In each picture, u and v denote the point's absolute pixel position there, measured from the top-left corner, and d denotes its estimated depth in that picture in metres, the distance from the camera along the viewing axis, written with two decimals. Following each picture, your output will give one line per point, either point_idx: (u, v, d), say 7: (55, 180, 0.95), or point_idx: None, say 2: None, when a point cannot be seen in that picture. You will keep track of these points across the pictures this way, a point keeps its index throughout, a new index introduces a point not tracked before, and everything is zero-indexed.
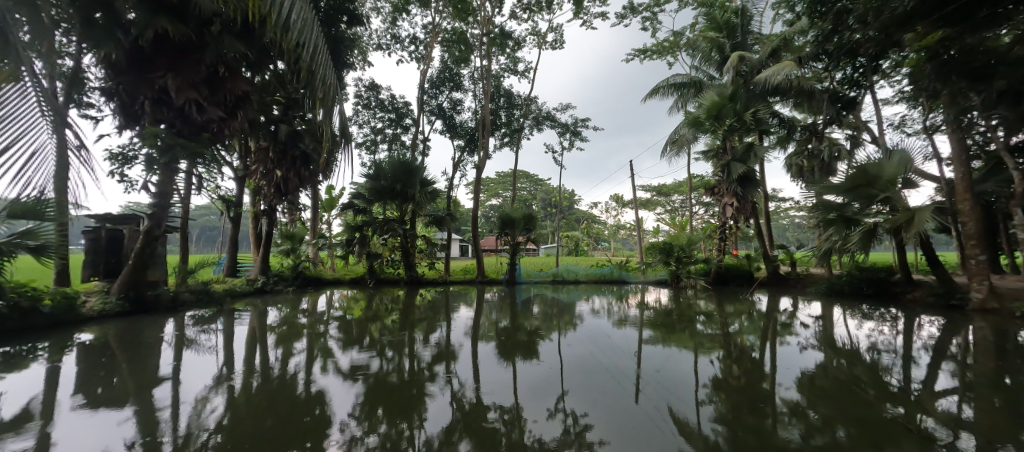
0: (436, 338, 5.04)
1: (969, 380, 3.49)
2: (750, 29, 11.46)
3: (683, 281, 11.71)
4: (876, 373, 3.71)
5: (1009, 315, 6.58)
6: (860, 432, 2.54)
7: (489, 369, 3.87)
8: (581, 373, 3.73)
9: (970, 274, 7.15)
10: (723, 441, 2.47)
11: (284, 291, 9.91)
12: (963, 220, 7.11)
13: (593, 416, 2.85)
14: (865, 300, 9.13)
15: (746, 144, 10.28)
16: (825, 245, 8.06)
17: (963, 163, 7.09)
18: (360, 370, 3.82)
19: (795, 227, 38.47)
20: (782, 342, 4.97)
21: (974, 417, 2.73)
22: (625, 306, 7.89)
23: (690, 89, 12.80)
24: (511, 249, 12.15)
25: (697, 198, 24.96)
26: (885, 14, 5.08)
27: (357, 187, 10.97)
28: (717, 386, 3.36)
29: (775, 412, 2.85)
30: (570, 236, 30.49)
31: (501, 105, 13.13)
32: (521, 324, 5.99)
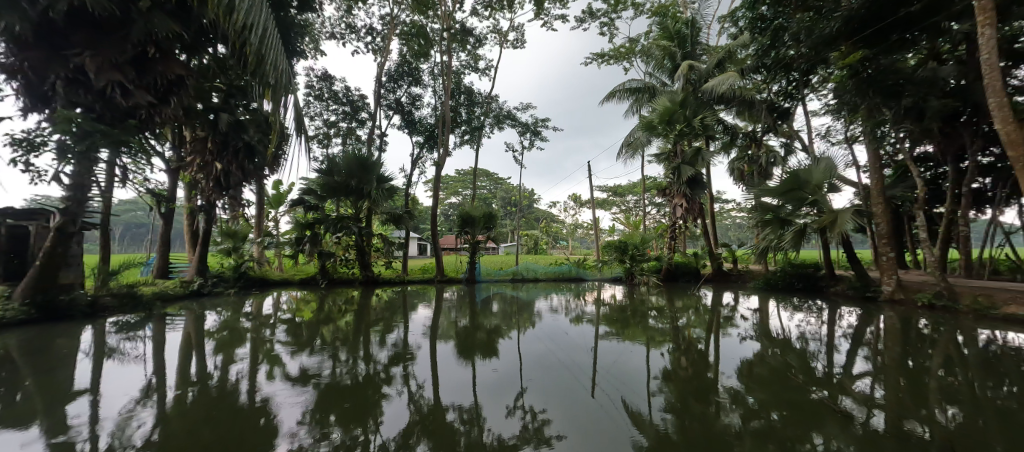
0: (393, 340, 4.89)
1: (881, 363, 3.94)
2: (699, 40, 12.09)
3: (637, 278, 12.20)
4: (805, 360, 4.09)
5: (912, 305, 7.49)
6: (791, 414, 2.78)
7: (448, 368, 3.83)
8: (539, 370, 3.79)
9: (882, 268, 8.02)
10: (672, 429, 2.62)
11: (225, 293, 9.16)
12: (877, 220, 7.92)
13: (551, 412, 2.89)
14: (795, 293, 10.02)
15: (695, 149, 10.85)
16: (762, 243, 8.76)
17: (878, 170, 7.90)
18: (311, 376, 3.63)
19: (737, 227, 41.49)
20: (725, 334, 5.33)
21: (884, 396, 3.09)
22: (582, 303, 8.14)
23: (644, 94, 13.22)
24: (471, 248, 12.02)
25: (649, 198, 26.02)
26: (816, 34, 6.47)
27: (308, 183, 10.37)
28: (667, 378, 3.54)
29: (719, 399, 3.06)
30: (529, 235, 30.70)
31: (461, 102, 12.97)
32: (480, 323, 5.97)
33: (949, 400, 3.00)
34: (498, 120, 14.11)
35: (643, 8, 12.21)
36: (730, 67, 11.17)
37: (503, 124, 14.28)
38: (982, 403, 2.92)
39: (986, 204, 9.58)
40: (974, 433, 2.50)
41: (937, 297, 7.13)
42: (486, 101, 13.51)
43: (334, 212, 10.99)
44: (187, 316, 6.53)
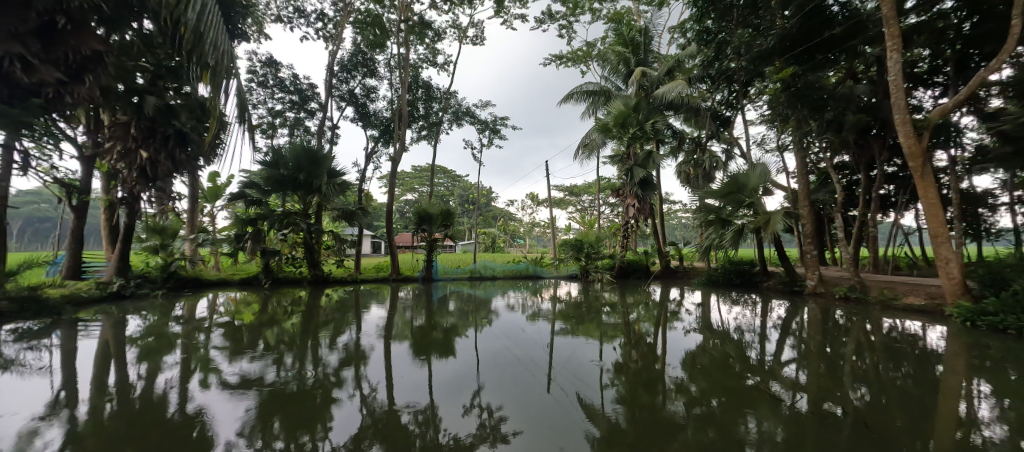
0: (344, 341, 4.68)
1: (805, 350, 4.37)
2: (651, 48, 12.56)
3: (592, 275, 12.59)
4: (742, 350, 4.43)
5: (831, 298, 8.37)
6: (728, 400, 3.01)
7: (402, 369, 3.73)
8: (496, 367, 3.80)
9: (807, 265, 8.87)
10: (623, 419, 2.73)
11: (151, 295, 8.30)
12: (803, 221, 8.72)
13: (508, 408, 2.92)
14: (733, 288, 10.83)
15: (646, 152, 11.34)
16: (706, 242, 9.38)
17: (804, 176, 8.70)
18: (252, 382, 3.39)
19: (683, 227, 44.00)
20: (671, 327, 5.65)
21: (806, 380, 3.43)
22: (539, 300, 8.28)
23: (600, 97, 13.59)
24: (428, 246, 11.76)
25: (603, 198, 26.83)
26: (755, 48, 7.99)
27: (250, 175, 9.60)
28: (618, 371, 3.69)
29: (665, 388, 3.24)
30: (485, 233, 30.53)
31: (418, 96, 12.62)
32: (437, 322, 5.87)
33: (860, 381, 3.38)
34: (456, 117, 13.89)
35: (600, 14, 12.55)
36: (678, 76, 11.80)
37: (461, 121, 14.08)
38: (886, 383, 3.33)
39: (890, 208, 10.88)
40: (878, 409, 2.84)
41: (851, 290, 8.01)
42: (445, 97, 13.25)
43: (279, 207, 10.30)
44: (105, 322, 5.85)
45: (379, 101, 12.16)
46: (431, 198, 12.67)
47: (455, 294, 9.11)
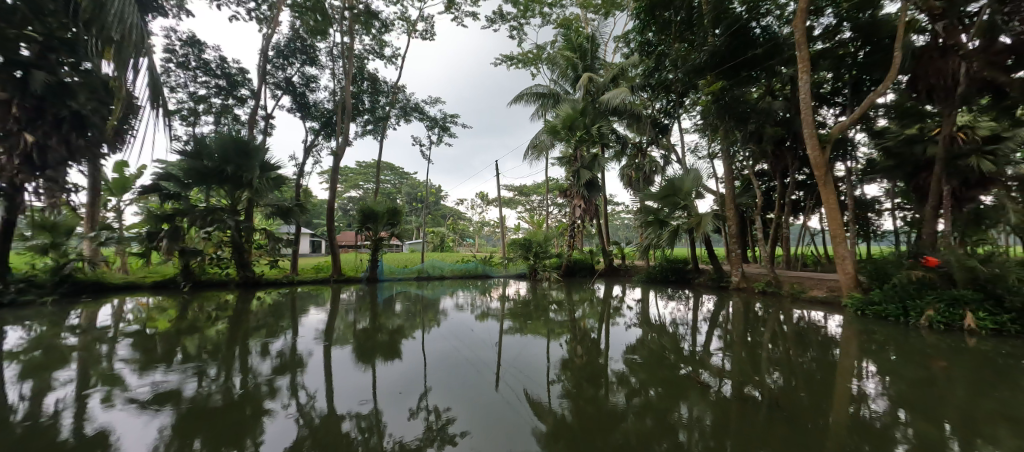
0: (278, 347, 4.35)
1: (730, 340, 4.80)
2: (597, 55, 13.00)
3: (540, 274, 12.85)
4: (676, 342, 4.75)
5: (751, 292, 9.27)
6: (665, 389, 3.22)
7: (343, 374, 3.54)
8: (443, 368, 3.74)
9: (732, 262, 9.72)
10: (569, 413, 2.82)
11: (36, 302, 7.16)
12: (729, 223, 9.45)
13: (456, 409, 2.89)
14: (669, 284, 11.60)
15: (592, 155, 11.89)
16: (645, 241, 9.96)
17: (731, 181, 9.47)
18: (167, 396, 3.04)
19: (625, 227, 45.99)
20: (613, 323, 5.91)
21: (731, 367, 3.77)
22: (488, 299, 8.27)
23: (550, 99, 13.51)
24: (373, 245, 11.28)
25: (552, 199, 27.29)
26: (690, 62, 8.62)
27: (167, 165, 8.54)
28: (564, 366, 3.79)
29: (608, 381, 3.39)
30: (434, 232, 29.62)
31: (363, 88, 11.94)
32: (382, 323, 5.65)
33: (775, 366, 3.77)
34: (404, 112, 13.32)
35: (550, 18, 12.75)
36: (622, 84, 12.34)
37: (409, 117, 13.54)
38: (795, 367, 3.74)
39: (800, 212, 12.27)
40: (790, 390, 3.18)
41: (768, 285, 8.94)
42: (392, 91, 12.69)
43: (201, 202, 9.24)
44: None
45: (319, 92, 11.36)
46: (376, 196, 12.14)
47: (402, 295, 8.83)
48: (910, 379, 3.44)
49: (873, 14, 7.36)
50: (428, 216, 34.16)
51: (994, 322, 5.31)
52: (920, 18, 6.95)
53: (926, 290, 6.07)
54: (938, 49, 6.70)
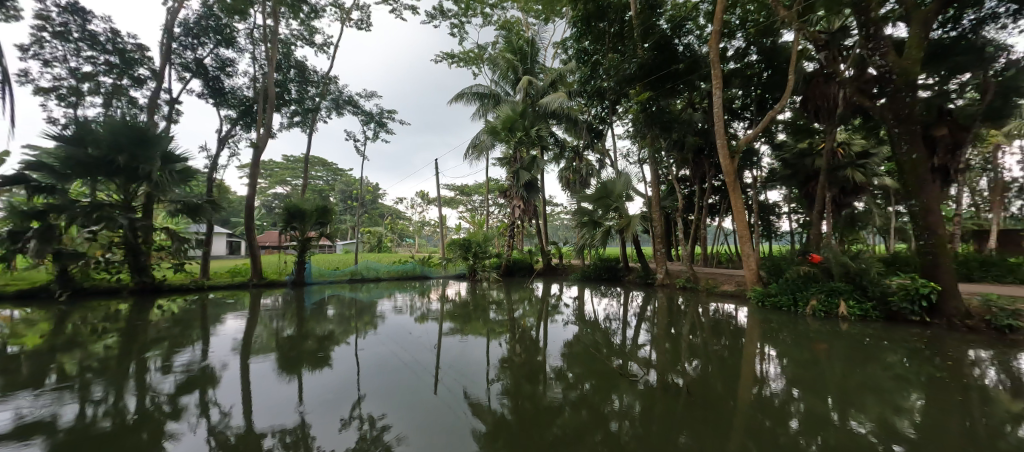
0: (185, 361, 3.86)
1: (656, 332, 5.17)
2: (537, 59, 13.19)
3: (479, 274, 12.84)
4: (609, 336, 5.00)
5: (674, 287, 10.05)
6: (598, 382, 3.39)
7: (264, 387, 3.25)
8: (378, 374, 3.59)
9: (657, 260, 10.44)
10: (508, 411, 2.85)
11: None
12: (655, 225, 10.10)
13: (392, 416, 2.78)
14: (602, 282, 12.19)
15: (531, 156, 12.15)
16: (581, 241, 10.38)
17: (656, 186, 10.17)
18: (39, 426, 2.57)
19: (563, 228, 47.16)
20: (552, 321, 6.07)
21: (656, 358, 4.06)
22: (427, 301, 8.04)
23: (490, 100, 13.54)
24: (299, 246, 10.49)
25: (493, 199, 27.17)
26: (621, 71, 9.07)
27: (39, 153, 7.18)
28: (504, 365, 3.82)
29: (546, 377, 3.48)
30: (371, 232, 27.50)
31: (289, 77, 10.93)
32: (311, 330, 5.26)
33: (694, 355, 4.13)
34: (337, 105, 12.26)
35: (491, 19, 12.71)
36: (560, 89, 12.68)
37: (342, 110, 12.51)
38: (711, 355, 4.12)
39: (716, 214, 13.56)
40: (706, 376, 3.51)
41: (687, 281, 9.76)
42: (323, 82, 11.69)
43: (85, 197, 7.93)
44: None
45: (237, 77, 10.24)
46: (304, 192, 11.32)
47: (335, 299, 8.28)
48: (800, 360, 3.96)
49: (773, 42, 8.29)
50: (362, 214, 32.09)
51: (861, 310, 6.25)
52: (810, 48, 8.08)
53: (811, 283, 7.03)
54: (824, 75, 7.64)
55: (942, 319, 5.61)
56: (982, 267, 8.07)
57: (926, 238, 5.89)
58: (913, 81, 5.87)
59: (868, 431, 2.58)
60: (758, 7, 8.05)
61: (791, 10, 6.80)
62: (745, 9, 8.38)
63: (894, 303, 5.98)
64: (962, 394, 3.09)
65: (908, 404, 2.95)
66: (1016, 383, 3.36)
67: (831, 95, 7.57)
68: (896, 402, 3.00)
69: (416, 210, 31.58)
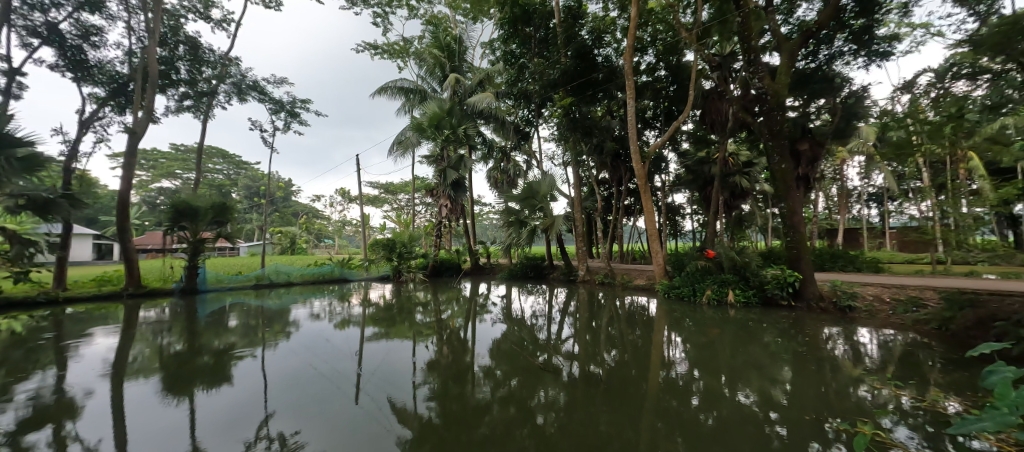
0: (35, 390, 3.18)
1: (579, 326, 5.48)
2: (465, 58, 12.98)
3: (404, 276, 12.40)
4: (535, 333, 5.15)
5: (594, 282, 10.67)
6: (524, 377, 3.48)
7: (144, 414, 2.79)
8: (290, 387, 3.29)
9: (578, 258, 10.97)
10: (435, 415, 2.80)
11: None
12: (577, 224, 10.59)
13: (306, 432, 2.57)
14: (528, 280, 12.51)
15: (458, 155, 12.03)
16: (507, 241, 10.50)
17: (578, 188, 10.68)
18: None
19: (491, 228, 47.18)
20: (481, 320, 6.07)
21: (578, 350, 4.29)
22: (348, 306, 7.52)
23: (416, 96, 13.04)
24: (190, 249, 9.26)
25: (420, 198, 26.24)
26: (544, 76, 9.66)
27: None
28: (431, 368, 3.74)
29: (473, 377, 3.48)
30: (282, 232, 24.36)
31: (177, 54, 9.44)
32: (207, 343, 4.64)
33: (612, 346, 4.43)
34: (238, 90, 10.57)
35: (417, 12, 12.25)
36: (488, 89, 12.66)
37: (247, 96, 10.83)
38: (625, 344, 4.47)
39: (631, 214, 14.64)
40: (623, 364, 3.80)
41: (605, 277, 10.41)
42: (221, 62, 10.10)
43: None
44: None
45: (106, 50, 8.61)
46: (199, 188, 10.04)
47: (239, 307, 7.33)
48: (699, 344, 4.47)
49: (678, 60, 9.26)
50: (271, 212, 28.80)
51: (744, 297, 7.28)
52: (706, 68, 9.09)
53: (706, 275, 7.95)
54: (717, 94, 8.64)
55: (803, 302, 6.68)
56: (831, 259, 9.74)
57: (792, 236, 6.92)
58: (782, 102, 6.74)
59: (751, 401, 3.00)
60: (666, 27, 8.81)
61: (692, 32, 7.59)
62: (656, 27, 9.11)
63: (769, 290, 7.02)
64: (817, 365, 3.75)
65: (782, 377, 3.48)
66: (855, 353, 4.14)
67: (723, 112, 8.62)
68: (773, 375, 3.52)
69: (337, 208, 29.16)
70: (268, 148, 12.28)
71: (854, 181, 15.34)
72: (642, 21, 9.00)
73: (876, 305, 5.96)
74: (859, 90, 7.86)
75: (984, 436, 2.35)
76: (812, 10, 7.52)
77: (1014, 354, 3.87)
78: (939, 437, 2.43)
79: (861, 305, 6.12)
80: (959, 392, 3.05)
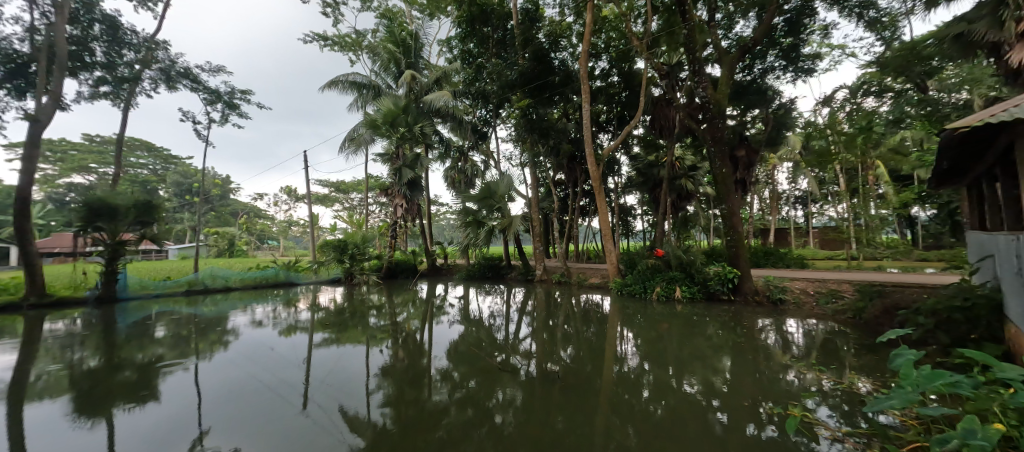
0: None
1: (536, 325, 5.55)
2: (422, 54, 12.67)
3: (357, 278, 11.91)
4: (493, 333, 5.15)
5: (551, 281, 10.83)
6: (482, 378, 3.47)
7: (50, 439, 2.47)
8: (228, 400, 3.04)
9: (535, 257, 11.01)
10: (390, 421, 2.71)
11: None
12: (534, 224, 10.68)
13: (247, 447, 2.39)
14: (486, 280, 12.47)
15: (414, 154, 11.74)
16: (464, 241, 10.41)
17: (535, 188, 10.77)
18: None
19: (447, 228, 46.45)
20: (438, 322, 5.96)
21: (535, 349, 4.35)
22: (296, 311, 7.08)
23: (369, 91, 12.54)
24: (108, 252, 8.45)
25: (374, 198, 25.25)
26: (503, 78, 9.67)
27: None
28: (385, 373, 3.61)
29: (430, 381, 3.41)
30: (217, 233, 22.34)
31: (91, 33, 8.33)
32: (130, 357, 4.18)
33: (569, 343, 4.52)
34: (167, 77, 9.57)
35: (370, 4, 11.77)
36: (445, 87, 12.43)
37: (177, 85, 9.84)
38: (581, 342, 4.59)
39: (586, 215, 15.04)
40: (579, 361, 3.89)
41: (562, 276, 10.60)
42: (145, 46, 9.01)
43: None
44: None
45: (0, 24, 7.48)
46: (118, 184, 9.07)
47: (166, 316, 6.64)
48: (649, 339, 4.69)
49: (629, 67, 9.67)
50: (204, 211, 26.40)
51: (690, 293, 7.64)
52: (655, 76, 9.53)
53: (656, 273, 8.32)
54: (665, 101, 9.12)
55: (741, 296, 7.19)
56: (764, 256, 10.59)
57: (732, 237, 7.28)
58: (723, 111, 7.23)
59: (696, 391, 3.19)
60: (618, 34, 9.17)
61: (642, 41, 7.95)
62: (609, 34, 9.46)
63: (712, 286, 7.43)
64: (753, 354, 4.07)
65: (723, 366, 3.74)
66: (785, 342, 4.54)
67: (670, 118, 9.10)
68: (715, 365, 3.77)
69: (282, 207, 27.31)
70: (202, 141, 11.28)
71: (786, 185, 16.74)
72: (596, 27, 9.32)
73: (803, 296, 6.63)
74: (789, 102, 8.61)
75: (890, 412, 2.65)
76: (749, 27, 8.18)
77: (913, 338, 4.42)
78: (853, 414, 2.72)
79: (790, 298, 6.72)
80: (869, 373, 3.44)
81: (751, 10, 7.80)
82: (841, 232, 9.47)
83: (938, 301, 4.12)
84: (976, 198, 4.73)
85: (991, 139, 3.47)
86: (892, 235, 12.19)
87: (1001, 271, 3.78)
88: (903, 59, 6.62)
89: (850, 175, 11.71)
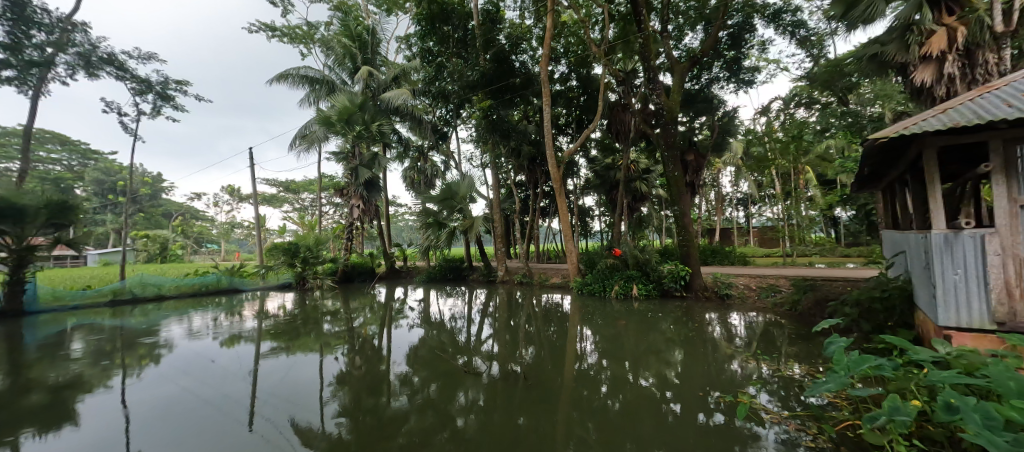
0: None
1: (498, 327, 5.54)
2: (378, 50, 12.22)
3: (309, 283, 11.33)
4: (455, 336, 5.10)
5: (513, 282, 10.91)
6: (443, 382, 3.40)
7: None
8: (162, 420, 2.77)
9: (497, 258, 10.97)
10: (345, 432, 2.58)
11: None
12: (496, 225, 10.57)
13: None
14: (447, 282, 12.31)
15: (371, 153, 11.43)
16: (425, 243, 10.22)
17: (496, 190, 10.70)
18: None
19: (405, 229, 45.39)
20: (396, 326, 5.78)
21: (498, 350, 4.34)
22: (242, 319, 6.60)
23: (322, 87, 11.96)
24: (13, 260, 7.53)
25: (327, 198, 24.13)
26: (463, 78, 9.67)
27: None
28: (341, 381, 3.45)
29: (389, 387, 3.30)
30: (147, 236, 20.21)
31: None
32: (41, 377, 3.70)
33: (530, 343, 4.55)
34: (87, 63, 8.57)
35: None
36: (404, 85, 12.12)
37: (98, 71, 8.88)
38: (543, 341, 4.65)
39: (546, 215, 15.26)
40: (541, 360, 3.93)
41: (524, 276, 10.67)
42: (59, 26, 8.04)
43: None
44: None
45: None
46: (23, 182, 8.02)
47: (86, 329, 5.94)
48: (608, 336, 4.84)
49: (587, 72, 9.96)
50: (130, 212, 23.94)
51: (645, 291, 7.94)
52: (612, 81, 9.90)
53: (614, 270, 8.58)
54: (620, 106, 9.46)
55: (692, 292, 7.60)
56: (712, 254, 11.29)
57: (683, 237, 7.62)
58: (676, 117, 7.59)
59: (651, 384, 3.34)
60: (577, 40, 9.40)
61: (600, 49, 8.20)
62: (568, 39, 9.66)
63: (666, 284, 7.78)
64: (703, 346, 4.31)
65: (675, 360, 3.92)
66: (731, 333, 4.84)
67: (625, 123, 9.48)
68: (667, 358, 3.95)
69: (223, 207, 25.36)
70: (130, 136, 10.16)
71: (729, 187, 17.90)
72: (556, 32, 9.47)
73: (747, 291, 7.12)
74: (732, 110, 9.23)
75: (823, 394, 2.91)
76: (697, 39, 8.74)
77: (840, 326, 4.88)
78: (790, 398, 2.96)
79: (735, 293, 7.20)
80: (804, 360, 3.75)
81: (699, 24, 8.34)
82: (779, 231, 10.44)
83: (861, 292, 4.58)
84: (890, 201, 5.30)
85: (904, 149, 3.90)
86: (820, 234, 13.40)
87: (910, 265, 4.26)
88: (828, 73, 7.67)
89: (785, 179, 12.74)
